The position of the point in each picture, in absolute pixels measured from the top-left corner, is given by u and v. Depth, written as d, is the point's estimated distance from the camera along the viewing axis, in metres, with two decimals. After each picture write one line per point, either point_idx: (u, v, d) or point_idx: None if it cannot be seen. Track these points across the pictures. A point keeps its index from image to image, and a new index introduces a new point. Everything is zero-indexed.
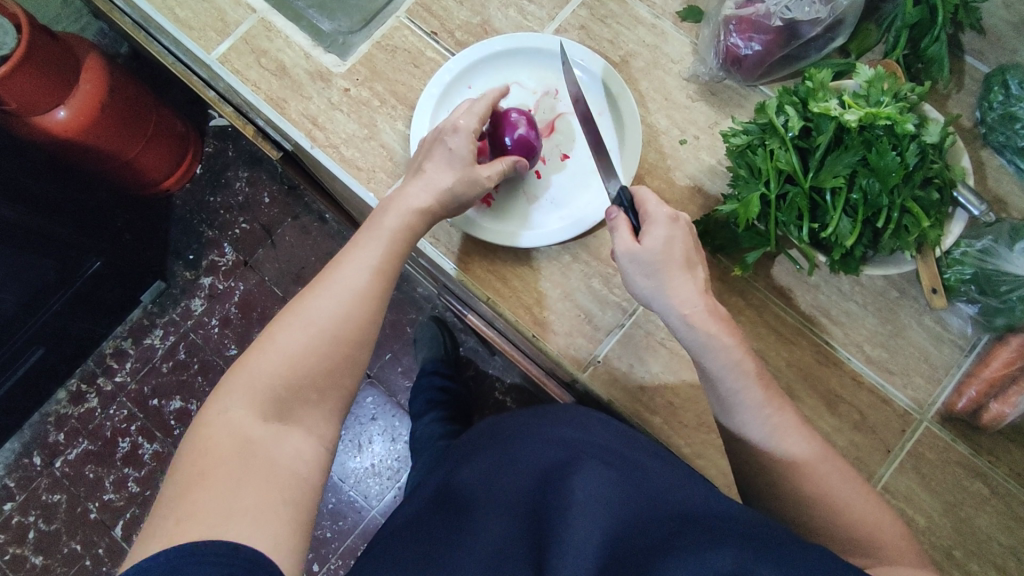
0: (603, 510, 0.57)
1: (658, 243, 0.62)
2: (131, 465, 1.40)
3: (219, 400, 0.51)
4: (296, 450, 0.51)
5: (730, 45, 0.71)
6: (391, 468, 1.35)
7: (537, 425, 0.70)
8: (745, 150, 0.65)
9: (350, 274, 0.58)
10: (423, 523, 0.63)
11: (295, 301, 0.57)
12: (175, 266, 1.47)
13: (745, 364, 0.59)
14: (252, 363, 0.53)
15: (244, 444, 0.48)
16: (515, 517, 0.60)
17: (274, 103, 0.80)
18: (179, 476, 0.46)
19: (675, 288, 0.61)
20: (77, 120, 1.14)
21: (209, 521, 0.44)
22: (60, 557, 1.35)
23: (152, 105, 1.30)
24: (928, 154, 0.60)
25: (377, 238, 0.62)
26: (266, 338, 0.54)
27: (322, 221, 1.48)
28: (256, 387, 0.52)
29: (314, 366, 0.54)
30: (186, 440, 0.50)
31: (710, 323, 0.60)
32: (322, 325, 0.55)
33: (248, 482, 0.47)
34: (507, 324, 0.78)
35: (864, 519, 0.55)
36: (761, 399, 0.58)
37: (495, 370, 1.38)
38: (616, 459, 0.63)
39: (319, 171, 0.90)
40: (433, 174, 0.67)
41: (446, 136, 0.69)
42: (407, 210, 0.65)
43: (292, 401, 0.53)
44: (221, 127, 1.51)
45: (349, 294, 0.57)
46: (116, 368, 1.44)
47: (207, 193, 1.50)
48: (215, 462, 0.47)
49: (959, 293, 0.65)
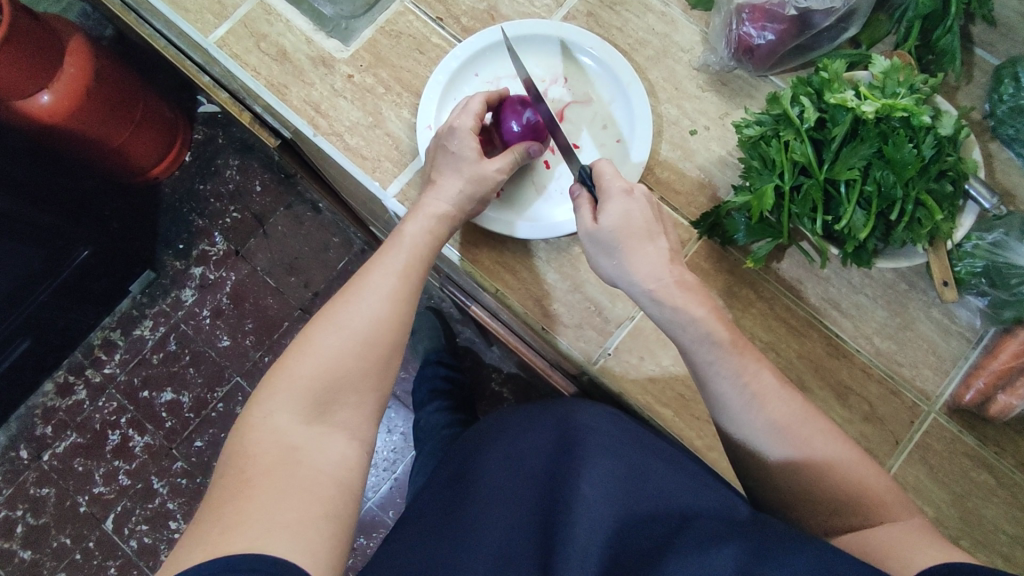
0: (608, 507, 0.56)
1: (615, 218, 0.62)
2: (122, 458, 1.37)
3: (260, 404, 0.55)
4: (339, 455, 0.54)
5: (743, 34, 0.70)
6: (387, 459, 1.34)
7: (544, 415, 0.68)
8: (759, 141, 0.65)
9: (380, 279, 0.62)
10: (424, 520, 0.61)
11: (327, 308, 0.60)
12: (165, 255, 1.44)
13: (716, 335, 0.58)
14: (290, 363, 0.57)
15: (289, 451, 0.52)
16: (517, 508, 0.58)
17: (275, 89, 0.78)
18: (227, 481, 0.50)
19: (637, 262, 0.62)
20: (62, 104, 1.10)
21: (253, 531, 0.46)
22: (50, 551, 1.33)
23: (139, 91, 1.27)
24: (943, 146, 0.59)
25: (401, 247, 0.65)
26: (302, 342, 0.58)
27: (315, 211, 1.45)
28: (296, 388, 0.55)
29: (350, 369, 0.57)
30: (232, 442, 0.53)
31: (675, 295, 0.60)
32: (357, 329, 0.58)
33: (292, 492, 0.49)
34: (515, 316, 0.78)
35: (853, 481, 0.55)
36: (737, 367, 0.58)
37: (493, 361, 1.37)
38: (623, 451, 0.61)
39: (320, 159, 0.88)
40: (446, 181, 0.69)
41: (445, 141, 0.70)
42: (429, 216, 0.67)
43: (330, 402, 0.56)
44: (211, 114, 1.48)
45: (379, 298, 0.61)
46: (105, 360, 1.41)
47: (197, 181, 1.46)
48: (261, 468, 0.50)
49: (970, 286, 0.65)
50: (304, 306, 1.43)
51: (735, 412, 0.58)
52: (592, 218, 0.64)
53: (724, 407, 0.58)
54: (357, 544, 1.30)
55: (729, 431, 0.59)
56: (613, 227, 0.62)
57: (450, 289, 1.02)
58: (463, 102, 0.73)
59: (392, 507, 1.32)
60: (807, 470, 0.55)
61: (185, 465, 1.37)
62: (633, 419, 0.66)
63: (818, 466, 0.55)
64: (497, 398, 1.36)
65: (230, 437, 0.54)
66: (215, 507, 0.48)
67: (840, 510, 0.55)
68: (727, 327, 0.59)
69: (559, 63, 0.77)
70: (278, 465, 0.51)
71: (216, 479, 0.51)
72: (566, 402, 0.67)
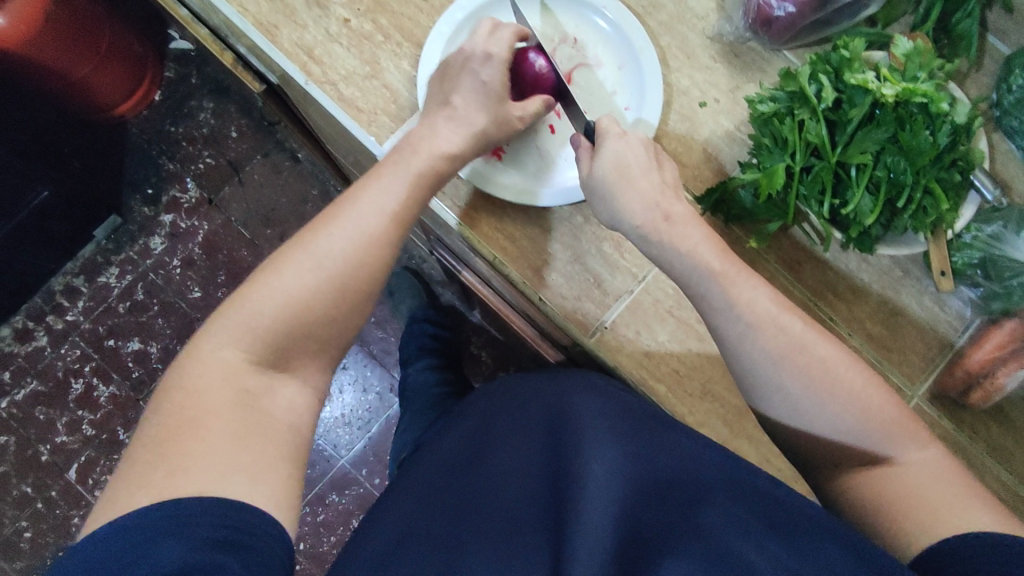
0: (613, 485, 0.53)
1: (610, 159, 0.65)
2: (86, 408, 1.33)
3: (212, 336, 0.52)
4: (290, 402, 0.53)
5: (762, 4, 0.67)
6: (362, 418, 1.33)
7: (549, 394, 0.66)
8: (772, 118, 0.63)
9: (367, 217, 0.58)
10: (425, 507, 0.58)
11: (303, 236, 0.57)
12: (132, 200, 1.37)
13: (709, 264, 0.60)
14: (253, 295, 0.53)
15: (244, 395, 0.50)
16: (523, 494, 0.55)
17: (264, 29, 0.73)
18: (171, 418, 0.47)
19: (628, 202, 0.63)
20: (16, 29, 1.01)
21: (201, 476, 0.44)
22: (10, 499, 1.30)
23: (104, 20, 1.17)
24: (958, 134, 0.59)
25: (401, 176, 0.62)
26: (270, 274, 0.54)
27: (295, 160, 1.39)
28: (256, 325, 0.52)
29: (319, 311, 0.55)
30: (178, 372, 0.50)
31: (664, 229, 0.62)
32: (333, 267, 0.55)
33: (250, 439, 0.48)
34: (508, 282, 0.76)
35: (857, 403, 0.54)
36: (730, 298, 0.58)
37: (474, 323, 1.35)
38: (628, 430, 0.60)
39: (309, 108, 0.84)
40: (464, 107, 0.67)
41: (475, 65, 0.67)
42: (438, 154, 0.64)
43: (289, 349, 0.54)
44: (184, 51, 1.38)
45: (362, 237, 0.57)
46: (67, 307, 1.35)
47: (167, 122, 1.38)
48: (211, 409, 0.48)
49: (964, 277, 0.66)
50: None
51: (731, 346, 0.58)
52: (589, 165, 0.66)
53: (723, 335, 0.59)
54: (329, 500, 1.30)
55: (736, 369, 0.59)
56: (605, 170, 0.64)
57: (439, 252, 1.00)
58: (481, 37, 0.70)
59: (366, 465, 1.32)
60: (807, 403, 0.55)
61: None
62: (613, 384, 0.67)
63: (819, 393, 0.54)
64: (475, 360, 1.35)
65: (176, 368, 0.51)
66: (157, 445, 0.46)
67: (844, 444, 0.54)
68: (720, 258, 0.60)
69: (569, 21, 0.74)
70: (235, 409, 0.49)
71: (158, 414, 0.48)
72: (572, 379, 0.66)
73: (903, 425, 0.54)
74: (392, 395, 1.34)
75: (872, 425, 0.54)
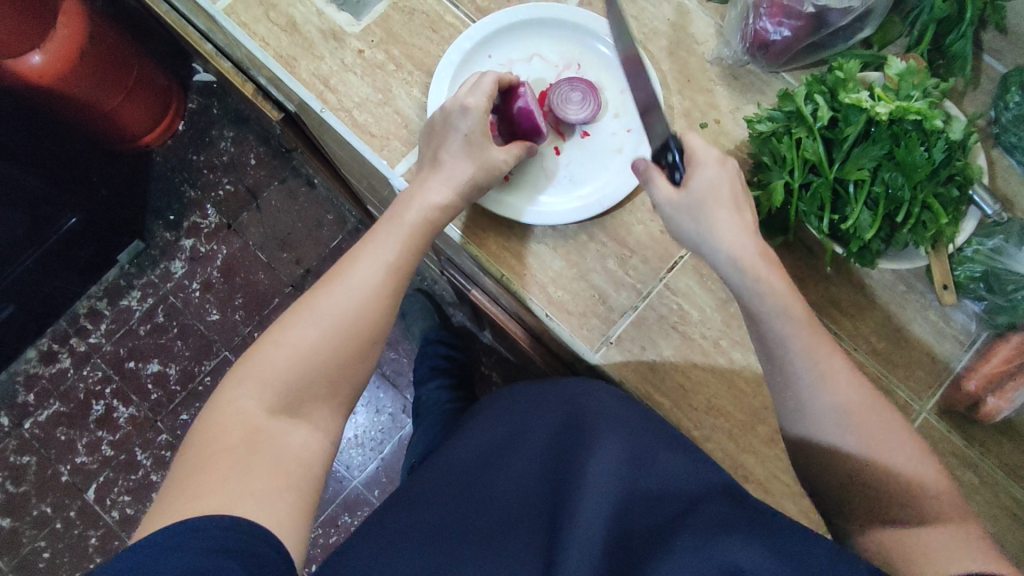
0: (608, 497, 0.56)
1: (704, 186, 0.62)
2: (106, 429, 1.36)
3: (231, 387, 0.55)
4: (303, 442, 0.55)
5: (759, 29, 0.70)
6: (374, 439, 1.34)
7: (554, 398, 0.67)
8: (770, 137, 0.65)
9: (367, 270, 0.61)
10: (432, 496, 0.62)
11: (307, 297, 0.60)
12: (155, 225, 1.42)
13: (795, 310, 0.58)
14: (263, 354, 0.56)
15: (253, 434, 0.52)
16: (525, 499, 0.60)
17: (283, 61, 0.77)
18: (198, 450, 0.51)
19: (722, 230, 0.61)
20: (53, 67, 1.08)
21: (218, 496, 0.47)
22: (29, 520, 1.32)
23: (132, 55, 1.24)
24: (953, 150, 0.60)
25: (397, 232, 0.65)
26: (276, 333, 0.57)
27: (311, 186, 1.43)
28: (267, 376, 0.55)
29: (324, 363, 0.57)
30: (198, 424, 0.53)
31: (760, 265, 0.60)
32: (335, 321, 0.58)
33: (257, 466, 0.51)
34: (514, 299, 0.78)
35: (898, 450, 0.56)
36: (810, 336, 0.58)
37: (485, 344, 1.36)
38: (636, 434, 0.61)
39: (324, 134, 0.88)
40: (453, 164, 0.68)
41: (455, 120, 0.68)
42: (429, 206, 0.66)
43: (301, 399, 0.56)
44: (207, 84, 1.45)
45: (365, 292, 0.60)
46: (90, 329, 1.39)
47: (190, 151, 1.44)
48: (225, 446, 0.51)
49: (968, 291, 0.67)
50: (296, 282, 1.41)
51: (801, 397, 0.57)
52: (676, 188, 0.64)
53: (790, 382, 0.58)
54: (341, 522, 1.31)
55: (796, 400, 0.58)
56: (700, 193, 0.62)
57: (450, 272, 1.03)
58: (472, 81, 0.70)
59: (378, 486, 1.33)
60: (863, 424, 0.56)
61: (171, 438, 1.36)
62: (626, 394, 0.67)
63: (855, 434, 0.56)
64: (486, 380, 1.36)
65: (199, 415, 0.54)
66: (178, 477, 0.49)
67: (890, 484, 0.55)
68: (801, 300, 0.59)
69: (574, 49, 0.76)
70: (244, 445, 0.51)
71: (185, 449, 0.52)
72: (575, 383, 0.67)
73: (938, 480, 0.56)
74: (403, 416, 1.36)
75: (901, 467, 0.55)
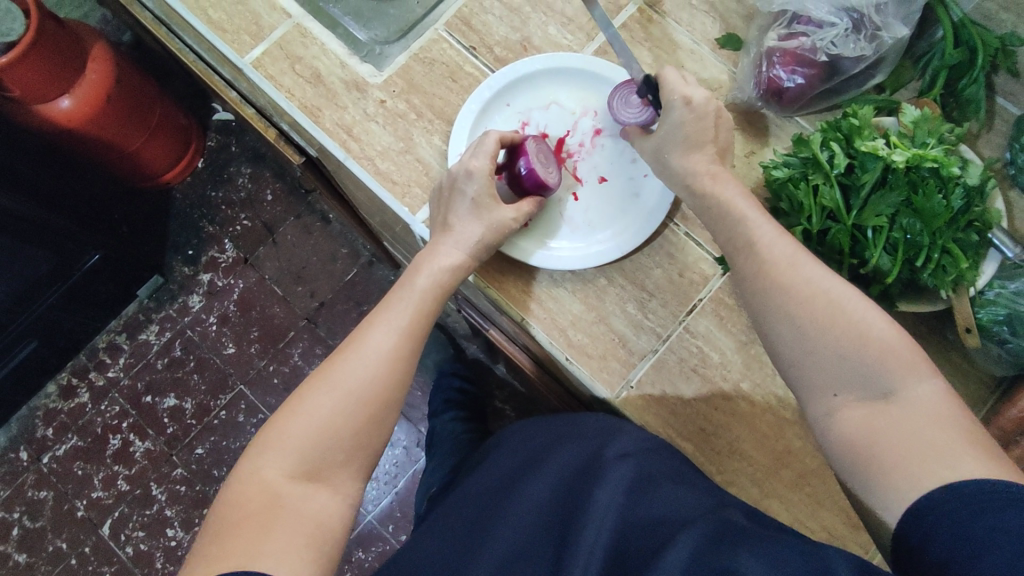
0: (611, 521, 0.59)
1: (669, 124, 0.68)
2: (122, 463, 1.36)
3: (251, 454, 0.56)
4: (321, 506, 0.55)
5: (773, 77, 0.71)
6: (389, 473, 1.34)
7: (566, 436, 0.71)
8: (787, 183, 0.66)
9: (380, 336, 0.62)
10: (450, 534, 0.66)
11: (323, 365, 0.61)
12: (174, 261, 1.44)
13: (740, 218, 0.63)
14: (282, 426, 0.57)
15: (271, 498, 0.53)
16: (533, 528, 0.62)
17: (308, 110, 0.79)
18: (222, 516, 0.52)
19: (679, 160, 0.68)
20: (81, 110, 1.11)
21: (239, 557, 0.48)
22: (45, 555, 1.32)
23: (157, 97, 1.28)
24: (971, 197, 0.61)
25: (409, 297, 0.66)
26: (295, 401, 0.58)
27: (326, 221, 1.46)
28: (285, 443, 0.56)
29: (340, 428, 0.58)
30: (222, 494, 0.55)
31: (708, 185, 0.66)
32: (352, 388, 0.59)
33: (275, 530, 0.51)
34: (532, 341, 0.79)
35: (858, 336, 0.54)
36: (751, 237, 0.61)
37: (498, 377, 1.36)
38: (644, 464, 0.63)
39: (345, 178, 0.90)
40: (464, 228, 0.69)
41: (462, 184, 0.69)
42: (440, 269, 0.68)
43: (321, 462, 0.56)
44: (225, 122, 1.49)
45: (382, 358, 0.61)
46: (109, 363, 1.41)
47: (208, 188, 1.47)
48: (245, 511, 0.52)
49: (991, 334, 0.66)
50: (311, 316, 1.43)
51: (753, 302, 0.60)
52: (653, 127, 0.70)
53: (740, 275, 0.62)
54: (355, 557, 1.29)
55: (748, 297, 0.61)
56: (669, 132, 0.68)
57: (467, 310, 1.03)
58: (477, 139, 0.72)
59: (392, 522, 1.32)
60: (809, 307, 0.56)
61: (186, 472, 1.36)
62: (649, 435, 0.67)
63: (835, 337, 0.55)
64: (500, 415, 1.36)
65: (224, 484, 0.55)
66: (204, 545, 0.50)
67: (848, 374, 0.54)
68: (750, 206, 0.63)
69: (590, 96, 0.78)
70: (263, 510, 0.52)
71: (213, 515, 0.53)
72: (587, 420, 0.70)
73: (902, 357, 0.53)
74: (418, 450, 1.35)
75: (862, 359, 0.54)
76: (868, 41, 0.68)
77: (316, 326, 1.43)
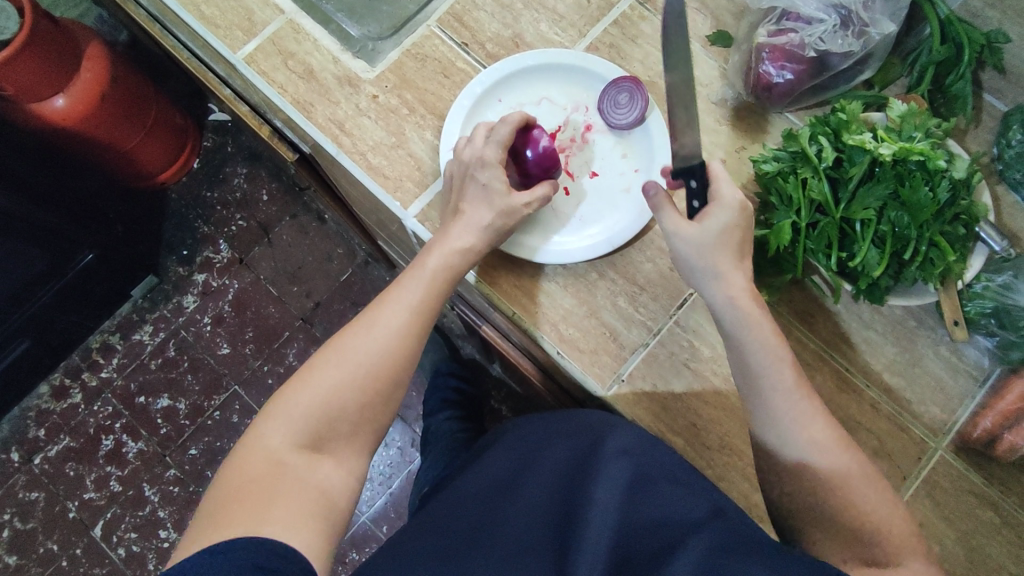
0: (614, 517, 0.59)
1: (716, 227, 0.61)
2: (115, 464, 1.36)
3: (259, 424, 0.56)
4: (325, 480, 0.55)
5: (762, 72, 0.72)
6: (383, 474, 1.34)
7: (570, 428, 0.70)
8: (777, 177, 0.66)
9: (392, 314, 0.62)
10: (452, 513, 0.66)
11: (334, 338, 0.61)
12: (168, 260, 1.44)
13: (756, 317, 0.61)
14: (291, 398, 0.57)
15: (278, 467, 0.53)
16: (536, 516, 0.63)
17: (301, 106, 0.79)
18: (228, 481, 0.52)
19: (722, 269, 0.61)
20: (76, 109, 1.12)
21: (248, 521, 0.48)
22: (36, 557, 1.31)
23: (153, 97, 1.28)
24: (958, 190, 0.61)
25: (420, 279, 0.65)
26: (305, 373, 0.59)
27: (321, 221, 1.46)
28: (293, 415, 0.56)
29: (347, 403, 0.58)
30: (227, 463, 0.54)
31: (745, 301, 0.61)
32: (360, 363, 0.59)
33: (280, 500, 0.51)
34: (523, 336, 0.79)
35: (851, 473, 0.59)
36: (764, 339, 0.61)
37: (493, 377, 1.36)
38: (646, 458, 0.64)
39: (338, 174, 0.90)
40: (473, 212, 0.69)
41: (474, 171, 0.70)
42: (451, 251, 0.67)
43: (327, 436, 0.57)
44: (221, 122, 1.49)
45: (392, 334, 0.61)
46: (103, 363, 1.40)
47: (204, 188, 1.47)
48: (249, 478, 0.52)
49: (979, 326, 0.67)
50: (306, 316, 1.43)
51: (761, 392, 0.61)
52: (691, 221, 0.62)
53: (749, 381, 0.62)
54: (349, 558, 1.29)
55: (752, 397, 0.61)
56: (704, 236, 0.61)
57: (460, 309, 1.04)
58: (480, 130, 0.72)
59: (386, 522, 1.31)
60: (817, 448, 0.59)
61: (179, 473, 1.36)
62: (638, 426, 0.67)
63: (840, 487, 0.58)
64: (495, 414, 1.36)
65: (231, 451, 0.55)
66: (207, 514, 0.50)
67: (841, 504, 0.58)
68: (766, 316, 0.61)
69: (582, 92, 0.78)
70: (269, 479, 0.52)
71: (218, 480, 0.53)
72: (590, 415, 0.70)
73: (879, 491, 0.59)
74: (412, 450, 1.35)
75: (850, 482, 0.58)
76: (856, 37, 0.69)
77: (311, 326, 1.42)
